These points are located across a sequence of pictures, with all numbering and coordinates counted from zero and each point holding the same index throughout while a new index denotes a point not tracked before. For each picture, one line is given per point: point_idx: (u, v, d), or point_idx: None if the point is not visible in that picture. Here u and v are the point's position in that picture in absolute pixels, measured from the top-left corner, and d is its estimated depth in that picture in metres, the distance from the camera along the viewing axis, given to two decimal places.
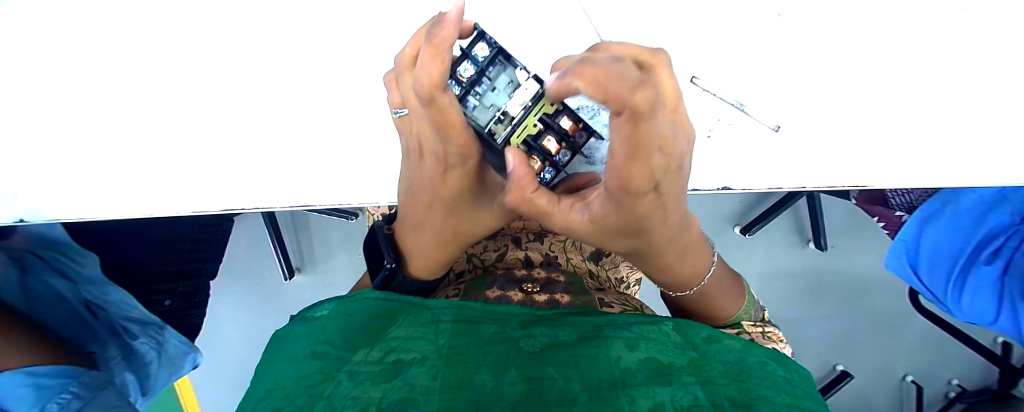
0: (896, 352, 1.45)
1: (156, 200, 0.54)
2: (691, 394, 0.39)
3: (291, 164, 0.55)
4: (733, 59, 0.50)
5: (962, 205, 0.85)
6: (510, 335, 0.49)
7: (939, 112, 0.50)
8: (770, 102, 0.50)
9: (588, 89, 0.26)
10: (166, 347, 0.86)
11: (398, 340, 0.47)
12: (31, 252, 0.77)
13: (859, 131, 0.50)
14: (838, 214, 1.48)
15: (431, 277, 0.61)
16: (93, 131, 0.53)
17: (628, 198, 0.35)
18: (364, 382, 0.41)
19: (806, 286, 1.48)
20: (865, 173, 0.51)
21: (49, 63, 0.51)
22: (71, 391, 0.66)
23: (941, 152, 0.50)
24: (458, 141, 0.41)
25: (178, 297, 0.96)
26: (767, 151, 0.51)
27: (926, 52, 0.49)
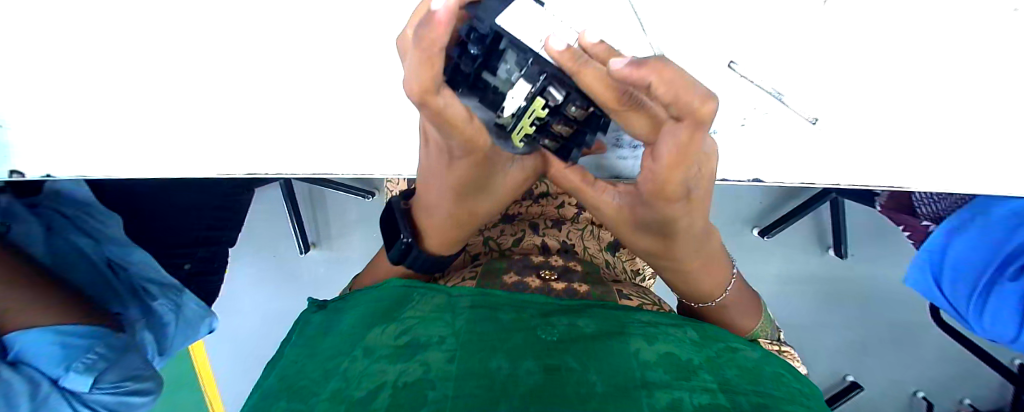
0: (910, 366, 1.42)
1: (169, 161, 0.53)
2: (709, 392, 0.38)
3: (307, 133, 0.53)
4: (777, 45, 0.46)
5: (994, 217, 0.82)
6: (528, 322, 0.48)
7: (982, 117, 0.48)
8: (810, 94, 0.48)
9: (666, 89, 0.30)
10: (184, 309, 0.87)
11: (414, 320, 0.47)
12: (58, 210, 0.79)
13: (895, 130, 0.49)
14: (860, 222, 1.44)
15: (447, 252, 0.60)
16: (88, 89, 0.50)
17: (663, 201, 0.42)
18: (382, 360, 0.41)
19: (822, 294, 1.46)
20: (898, 174, 0.52)
21: None
22: (97, 351, 0.68)
23: (959, 158, 0.51)
24: (466, 132, 0.41)
25: (197, 261, 0.99)
26: (799, 144, 0.51)
27: (984, 51, 0.46)
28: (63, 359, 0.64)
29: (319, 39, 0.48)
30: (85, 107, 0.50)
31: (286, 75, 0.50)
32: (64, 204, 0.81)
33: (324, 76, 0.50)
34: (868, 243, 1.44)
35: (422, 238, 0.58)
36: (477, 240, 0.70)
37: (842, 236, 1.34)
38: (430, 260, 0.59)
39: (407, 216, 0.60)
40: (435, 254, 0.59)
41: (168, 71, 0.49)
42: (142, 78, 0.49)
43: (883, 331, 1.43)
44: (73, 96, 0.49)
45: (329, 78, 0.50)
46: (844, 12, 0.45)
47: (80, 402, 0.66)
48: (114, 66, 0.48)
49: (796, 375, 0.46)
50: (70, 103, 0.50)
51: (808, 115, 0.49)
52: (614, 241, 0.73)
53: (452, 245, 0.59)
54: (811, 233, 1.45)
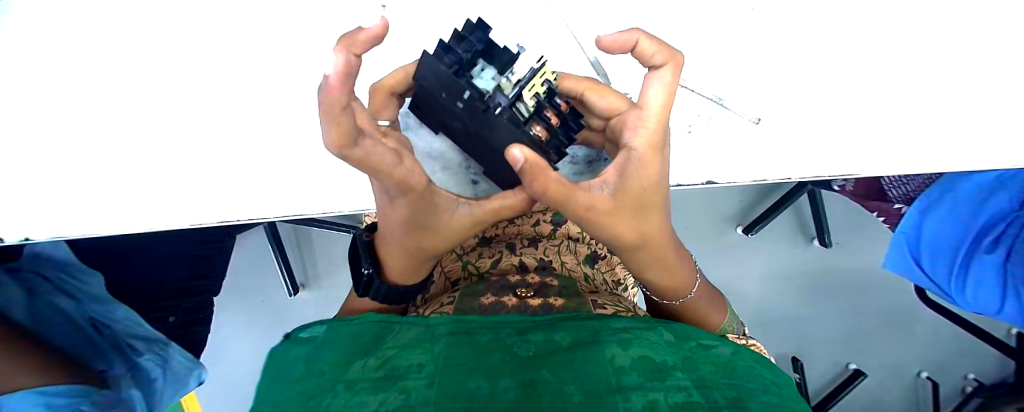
0: (907, 348, 1.43)
1: (135, 214, 0.54)
2: (684, 391, 0.40)
3: (273, 175, 0.55)
4: (710, 55, 0.51)
5: (961, 194, 0.84)
6: (505, 340, 0.49)
7: (914, 101, 0.51)
8: (747, 96, 0.51)
9: (653, 45, 0.36)
10: (170, 362, 0.85)
11: (393, 350, 0.48)
12: (37, 272, 0.79)
13: (840, 122, 0.51)
14: (839, 211, 1.48)
15: (409, 282, 0.60)
16: (67, 149, 0.52)
17: (646, 154, 0.39)
18: (363, 392, 0.42)
19: (811, 285, 1.47)
20: (850, 162, 0.52)
21: (32, 79, 0.51)
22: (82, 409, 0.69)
23: (920, 139, 0.51)
24: (393, 179, 0.39)
25: (181, 313, 0.97)
26: (746, 144, 0.52)
27: (897, 45, 0.50)
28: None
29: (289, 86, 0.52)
30: (59, 169, 0.52)
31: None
32: (44, 266, 0.80)
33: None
34: (849, 231, 1.46)
35: (383, 268, 0.58)
36: (456, 266, 0.71)
37: (822, 226, 1.37)
38: (394, 290, 0.58)
39: (369, 246, 0.58)
40: (395, 283, 0.59)
41: (153, 129, 0.52)
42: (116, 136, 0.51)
43: (875, 315, 1.45)
44: (49, 159, 0.51)
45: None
46: (761, 26, 0.50)
47: None
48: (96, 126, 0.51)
49: (770, 367, 0.48)
50: (45, 164, 0.51)
51: (751, 113, 0.51)
52: (592, 255, 0.75)
53: (414, 273, 0.58)
54: (793, 227, 1.48)
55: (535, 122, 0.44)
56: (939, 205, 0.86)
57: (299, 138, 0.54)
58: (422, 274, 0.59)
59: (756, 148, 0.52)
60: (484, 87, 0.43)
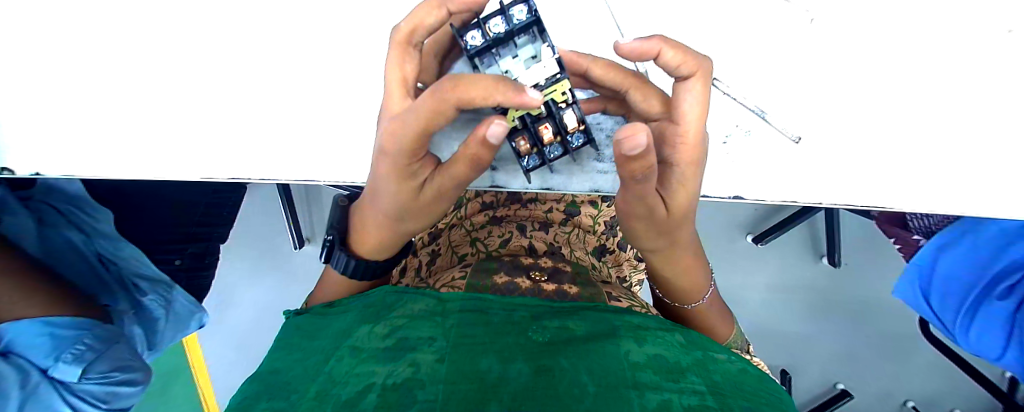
0: (898, 375, 1.42)
1: (145, 159, 0.52)
2: (699, 395, 0.38)
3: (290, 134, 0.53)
4: (759, 65, 0.48)
5: (984, 236, 0.79)
6: (517, 323, 0.49)
7: (970, 139, 0.48)
8: (792, 112, 0.48)
9: (677, 54, 0.35)
10: (173, 304, 0.87)
11: (403, 319, 0.48)
12: (49, 204, 0.79)
13: (883, 151, 0.48)
14: (852, 231, 1.45)
15: (376, 257, 0.56)
16: (89, 83, 0.50)
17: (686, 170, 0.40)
18: (374, 359, 0.42)
19: (815, 301, 1.46)
20: (889, 195, 0.49)
21: (61, 13, 0.49)
22: (85, 343, 0.68)
23: (974, 185, 0.48)
24: (389, 106, 0.40)
25: (189, 257, 0.99)
26: (785, 162, 0.49)
27: (957, 78, 0.47)
28: (52, 350, 0.65)
29: (320, 47, 0.50)
30: (82, 101, 0.51)
31: (281, 78, 0.50)
32: (55, 199, 0.80)
33: (317, 80, 0.50)
34: (861, 253, 1.44)
35: (353, 242, 0.55)
36: (464, 241, 0.71)
37: (835, 245, 1.35)
38: (364, 266, 0.55)
39: (343, 213, 0.58)
40: (368, 260, 0.55)
41: (165, 71, 0.50)
42: (141, 77, 0.50)
43: (877, 338, 1.43)
44: (74, 92, 0.50)
45: (324, 84, 0.50)
46: (819, 42, 0.48)
47: (68, 390, 0.68)
48: (127, 65, 0.50)
49: (778, 386, 0.47)
50: (70, 98, 0.50)
51: (796, 131, 0.49)
52: (600, 247, 0.75)
53: (384, 248, 0.54)
54: (805, 242, 1.46)
55: (522, 136, 0.44)
56: (964, 239, 0.81)
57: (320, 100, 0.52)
58: (391, 252, 0.56)
59: (792, 169, 0.49)
60: (506, 67, 0.42)
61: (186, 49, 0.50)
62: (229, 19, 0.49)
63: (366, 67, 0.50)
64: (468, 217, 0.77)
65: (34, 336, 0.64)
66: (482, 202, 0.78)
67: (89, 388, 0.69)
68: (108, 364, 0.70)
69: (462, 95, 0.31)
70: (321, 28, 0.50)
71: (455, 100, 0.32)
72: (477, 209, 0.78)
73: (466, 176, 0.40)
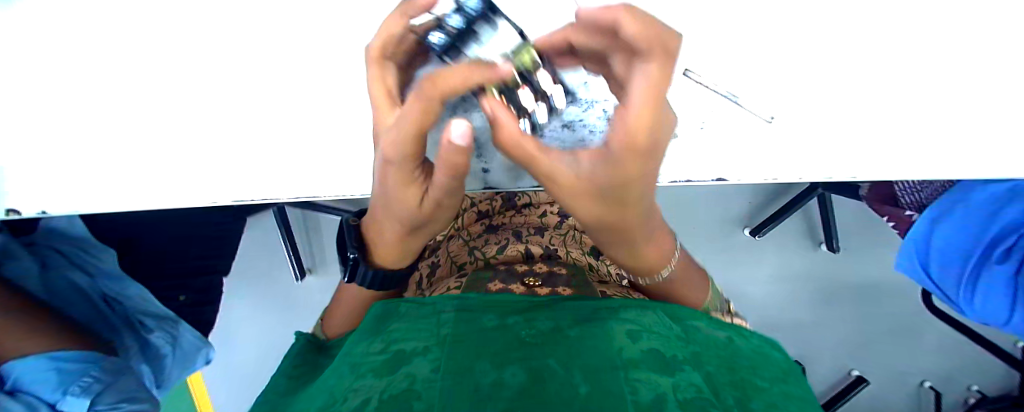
0: (912, 357, 1.42)
1: (154, 193, 0.54)
2: (695, 387, 0.40)
3: (284, 157, 0.54)
4: (731, 52, 0.50)
5: (975, 202, 0.78)
6: (509, 325, 0.50)
7: (934, 104, 0.50)
8: (765, 94, 0.50)
9: (636, 25, 0.32)
10: (178, 339, 0.87)
11: (398, 331, 0.49)
12: (51, 247, 0.79)
13: (853, 124, 0.51)
14: (848, 215, 1.45)
15: (399, 264, 0.58)
16: (84, 125, 0.51)
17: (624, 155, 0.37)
18: (373, 374, 0.43)
19: (818, 289, 1.46)
20: (860, 165, 0.52)
21: (43, 58, 0.49)
22: (92, 375, 0.64)
23: (939, 147, 0.51)
24: (380, 118, 0.43)
25: (193, 292, 0.99)
26: (759, 142, 0.52)
27: (925, 46, 0.48)
28: (59, 384, 0.59)
29: (308, 69, 0.52)
30: (78, 143, 0.52)
31: (274, 104, 0.53)
32: (56, 240, 0.80)
33: (309, 103, 0.53)
34: (857, 236, 1.45)
35: (369, 253, 0.56)
36: (462, 251, 0.72)
37: (832, 231, 1.35)
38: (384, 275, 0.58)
39: (356, 231, 0.57)
40: (390, 270, 0.58)
41: (162, 107, 0.52)
42: (141, 116, 0.52)
43: (885, 321, 1.43)
44: (68, 133, 0.51)
45: (315, 107, 0.53)
46: (791, 17, 0.49)
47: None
48: (124, 105, 0.52)
49: (770, 367, 0.48)
50: (65, 139, 0.51)
51: (769, 113, 0.51)
52: (597, 246, 0.76)
53: (403, 257, 0.57)
54: (801, 230, 1.47)
55: None
56: (956, 208, 0.80)
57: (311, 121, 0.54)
58: (411, 258, 0.58)
59: (764, 152, 0.53)
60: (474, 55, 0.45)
61: (178, 83, 0.51)
62: (216, 50, 0.51)
63: (351, 86, 0.52)
64: (466, 227, 0.79)
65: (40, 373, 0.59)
66: (477, 211, 0.80)
67: None
68: (115, 396, 0.64)
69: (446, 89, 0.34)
70: (306, 51, 0.51)
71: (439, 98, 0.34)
72: (473, 219, 0.80)
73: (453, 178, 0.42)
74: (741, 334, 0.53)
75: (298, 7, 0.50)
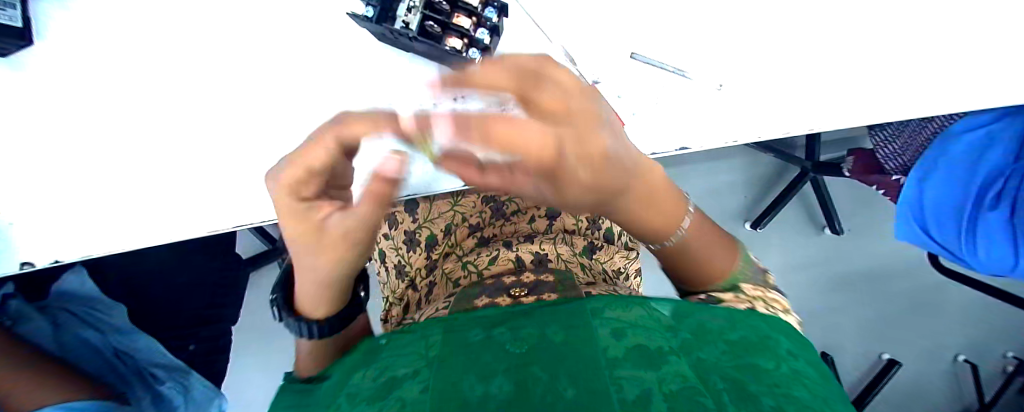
0: (942, 332, 1.41)
1: (130, 236, 0.54)
2: (681, 377, 0.39)
3: (259, 183, 0.54)
4: (671, 35, 0.54)
5: (955, 155, 0.79)
6: (497, 339, 0.48)
7: (869, 56, 0.53)
8: (711, 67, 0.54)
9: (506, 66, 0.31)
10: (191, 390, 0.74)
11: (388, 356, 0.48)
12: (65, 308, 0.71)
13: (802, 82, 0.53)
14: (845, 195, 1.43)
15: (318, 313, 0.53)
16: (71, 176, 0.53)
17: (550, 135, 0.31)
18: (360, 401, 0.42)
19: (829, 276, 1.44)
20: (824, 117, 0.53)
21: (41, 120, 0.53)
22: None
23: (892, 91, 0.53)
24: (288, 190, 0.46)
25: (203, 340, 0.82)
26: (717, 109, 0.53)
27: (838, 11, 0.54)
28: None
29: (288, 97, 0.55)
30: (64, 193, 0.53)
31: (253, 135, 0.55)
32: (71, 301, 0.72)
33: (290, 126, 0.55)
34: (860, 216, 1.43)
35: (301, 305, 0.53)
36: (456, 266, 0.75)
37: (831, 212, 1.34)
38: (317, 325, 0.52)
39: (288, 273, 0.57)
40: (308, 317, 0.53)
41: (144, 151, 0.54)
42: (128, 159, 0.54)
43: (903, 298, 1.42)
44: (56, 188, 0.53)
45: (297, 128, 0.55)
46: None
47: None
48: (114, 152, 0.54)
49: (765, 340, 0.47)
50: (60, 192, 0.53)
51: (726, 81, 0.53)
52: (589, 246, 0.78)
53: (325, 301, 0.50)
54: (803, 217, 1.45)
55: (450, 35, 0.50)
56: (937, 170, 0.80)
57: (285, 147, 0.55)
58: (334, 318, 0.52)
59: (736, 112, 0.53)
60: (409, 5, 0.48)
61: (167, 125, 0.54)
62: (203, 92, 0.55)
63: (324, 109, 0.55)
64: (459, 243, 0.80)
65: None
66: (469, 225, 0.81)
67: None
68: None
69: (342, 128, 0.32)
70: (285, 82, 0.55)
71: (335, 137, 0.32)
72: (466, 234, 0.80)
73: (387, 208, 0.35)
74: (739, 312, 0.51)
75: (274, 47, 0.55)
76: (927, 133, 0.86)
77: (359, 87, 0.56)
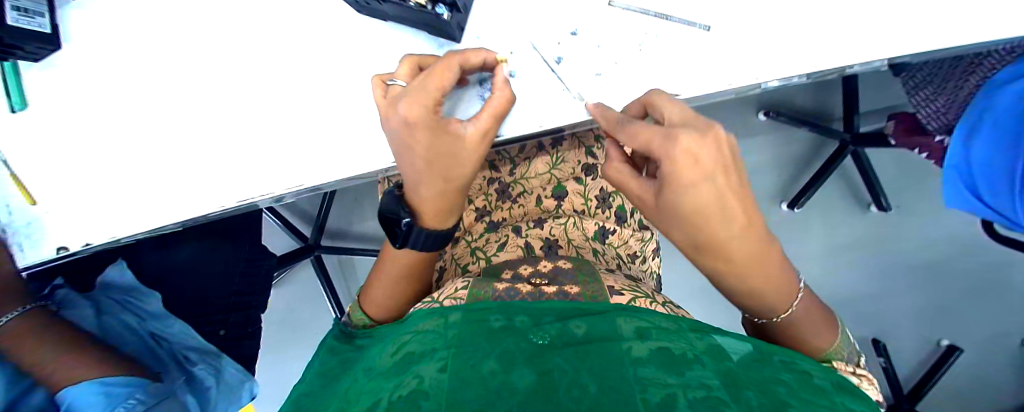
0: (1008, 317, 1.27)
1: (153, 215, 0.58)
2: (709, 388, 0.39)
3: (263, 160, 0.57)
4: None
5: (1000, 109, 0.71)
6: (517, 326, 0.49)
7: None
8: (700, 19, 0.52)
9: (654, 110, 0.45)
10: (224, 372, 0.78)
11: (412, 336, 0.50)
12: (107, 296, 0.76)
13: (799, 25, 0.51)
14: (892, 171, 1.31)
15: (444, 224, 0.57)
16: (99, 160, 0.58)
17: (691, 174, 0.39)
18: (383, 378, 0.44)
19: (877, 259, 1.34)
20: (825, 61, 0.50)
21: (70, 111, 0.58)
22: (137, 397, 0.61)
23: (899, 28, 0.49)
24: (404, 111, 0.46)
25: (233, 325, 0.87)
26: (706, 60, 0.52)
27: None
28: (107, 406, 0.57)
29: (272, 82, 0.57)
30: (95, 177, 0.58)
31: (254, 114, 0.57)
32: (112, 291, 0.77)
33: (284, 112, 0.57)
34: (909, 192, 1.31)
35: (420, 216, 0.55)
36: (465, 252, 0.77)
37: (877, 189, 1.23)
38: (434, 237, 0.56)
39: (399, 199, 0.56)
40: (434, 229, 0.56)
41: (158, 134, 0.57)
42: (133, 148, 0.58)
43: (960, 281, 1.30)
44: (88, 172, 0.58)
45: (284, 108, 0.57)
46: None
47: None
48: (119, 142, 0.58)
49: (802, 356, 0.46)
50: (89, 183, 0.58)
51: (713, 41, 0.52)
52: (601, 230, 0.77)
53: (451, 213, 0.56)
54: (845, 195, 1.34)
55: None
56: (982, 127, 0.73)
57: (284, 124, 0.57)
58: (456, 217, 0.58)
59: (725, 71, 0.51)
60: None
61: (172, 118, 0.57)
62: (195, 82, 0.57)
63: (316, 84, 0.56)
64: (469, 227, 0.80)
65: (87, 396, 0.57)
66: (477, 209, 0.80)
67: None
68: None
69: (464, 57, 0.48)
70: (280, 60, 0.57)
71: (460, 60, 0.48)
72: (474, 217, 0.80)
73: (497, 124, 0.51)
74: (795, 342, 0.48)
75: (267, 27, 0.57)
76: (964, 94, 0.79)
77: (346, 69, 0.56)
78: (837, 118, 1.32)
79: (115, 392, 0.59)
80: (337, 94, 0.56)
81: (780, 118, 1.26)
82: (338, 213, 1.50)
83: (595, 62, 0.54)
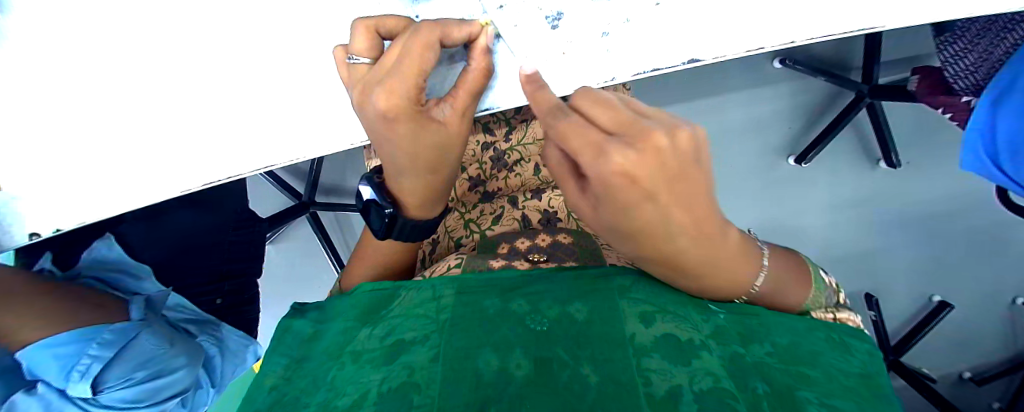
0: (1002, 273, 1.29)
1: (127, 194, 0.55)
2: (713, 376, 0.34)
3: (239, 136, 0.53)
4: None
5: None
6: (514, 308, 0.42)
7: None
8: None
9: (585, 101, 0.34)
10: (225, 341, 0.84)
11: (398, 315, 0.42)
12: (90, 277, 0.75)
13: None
14: (907, 125, 1.25)
15: (426, 216, 0.56)
16: (62, 135, 0.54)
17: (629, 195, 0.32)
18: (366, 365, 0.37)
19: (881, 216, 1.31)
20: (864, 26, 0.44)
21: (21, 82, 0.53)
22: (90, 354, 0.63)
23: None
24: (376, 101, 0.42)
25: (227, 294, 0.91)
26: (730, 20, 0.45)
27: None
28: (61, 370, 0.60)
29: (240, 49, 0.51)
30: (62, 154, 0.54)
31: (225, 84, 0.52)
32: (99, 269, 0.76)
33: (253, 89, 0.52)
34: (923, 146, 1.25)
35: (404, 205, 0.54)
36: (458, 224, 0.70)
37: (890, 146, 1.17)
38: (416, 227, 0.55)
39: (381, 187, 0.54)
40: (413, 218, 0.55)
41: (120, 105, 0.53)
42: (94, 122, 0.53)
43: (961, 238, 1.29)
44: (53, 149, 0.54)
45: (256, 78, 0.52)
46: None
47: (98, 402, 0.63)
48: (79, 117, 0.53)
49: (811, 334, 0.41)
50: (50, 162, 0.55)
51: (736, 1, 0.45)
52: None
53: (435, 201, 0.54)
54: (854, 149, 1.29)
55: None
56: (1013, 91, 0.68)
57: (258, 95, 0.52)
58: (443, 203, 0.56)
59: (752, 35, 0.45)
60: None
61: (129, 86, 0.52)
62: (151, 47, 0.51)
63: (290, 49, 0.51)
64: (461, 197, 0.75)
65: (39, 358, 0.60)
66: (469, 178, 0.75)
67: (119, 394, 0.65)
68: (130, 366, 0.66)
69: (444, 31, 0.44)
70: (248, 23, 0.51)
71: (439, 35, 0.43)
72: (467, 187, 0.75)
73: (473, 101, 0.47)
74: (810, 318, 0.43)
75: None
76: (996, 55, 0.72)
77: (325, 28, 0.51)
78: (856, 68, 1.23)
79: (65, 353, 0.61)
80: (314, 62, 0.51)
81: (796, 67, 1.17)
82: (331, 169, 1.47)
83: (602, 19, 0.47)
